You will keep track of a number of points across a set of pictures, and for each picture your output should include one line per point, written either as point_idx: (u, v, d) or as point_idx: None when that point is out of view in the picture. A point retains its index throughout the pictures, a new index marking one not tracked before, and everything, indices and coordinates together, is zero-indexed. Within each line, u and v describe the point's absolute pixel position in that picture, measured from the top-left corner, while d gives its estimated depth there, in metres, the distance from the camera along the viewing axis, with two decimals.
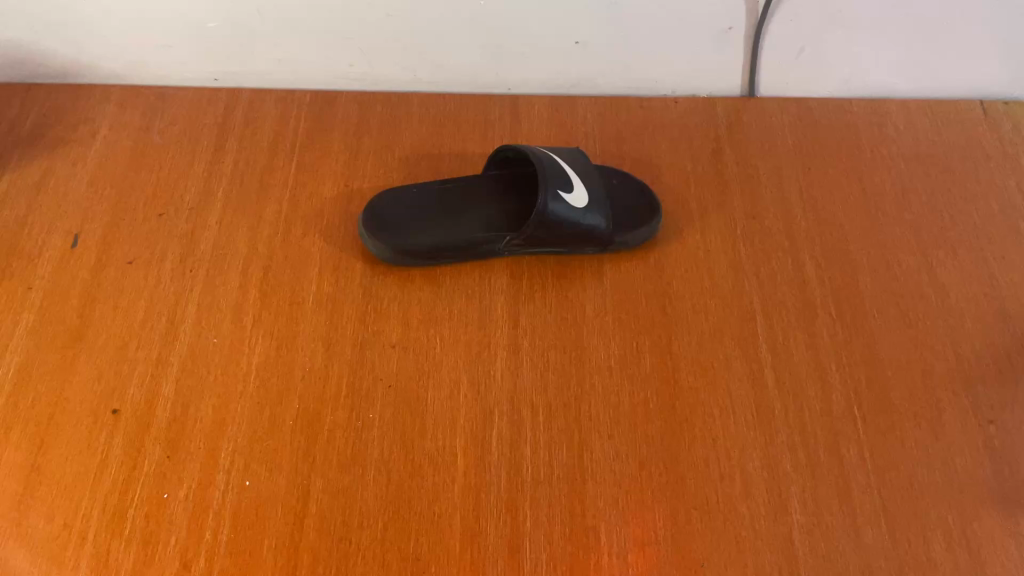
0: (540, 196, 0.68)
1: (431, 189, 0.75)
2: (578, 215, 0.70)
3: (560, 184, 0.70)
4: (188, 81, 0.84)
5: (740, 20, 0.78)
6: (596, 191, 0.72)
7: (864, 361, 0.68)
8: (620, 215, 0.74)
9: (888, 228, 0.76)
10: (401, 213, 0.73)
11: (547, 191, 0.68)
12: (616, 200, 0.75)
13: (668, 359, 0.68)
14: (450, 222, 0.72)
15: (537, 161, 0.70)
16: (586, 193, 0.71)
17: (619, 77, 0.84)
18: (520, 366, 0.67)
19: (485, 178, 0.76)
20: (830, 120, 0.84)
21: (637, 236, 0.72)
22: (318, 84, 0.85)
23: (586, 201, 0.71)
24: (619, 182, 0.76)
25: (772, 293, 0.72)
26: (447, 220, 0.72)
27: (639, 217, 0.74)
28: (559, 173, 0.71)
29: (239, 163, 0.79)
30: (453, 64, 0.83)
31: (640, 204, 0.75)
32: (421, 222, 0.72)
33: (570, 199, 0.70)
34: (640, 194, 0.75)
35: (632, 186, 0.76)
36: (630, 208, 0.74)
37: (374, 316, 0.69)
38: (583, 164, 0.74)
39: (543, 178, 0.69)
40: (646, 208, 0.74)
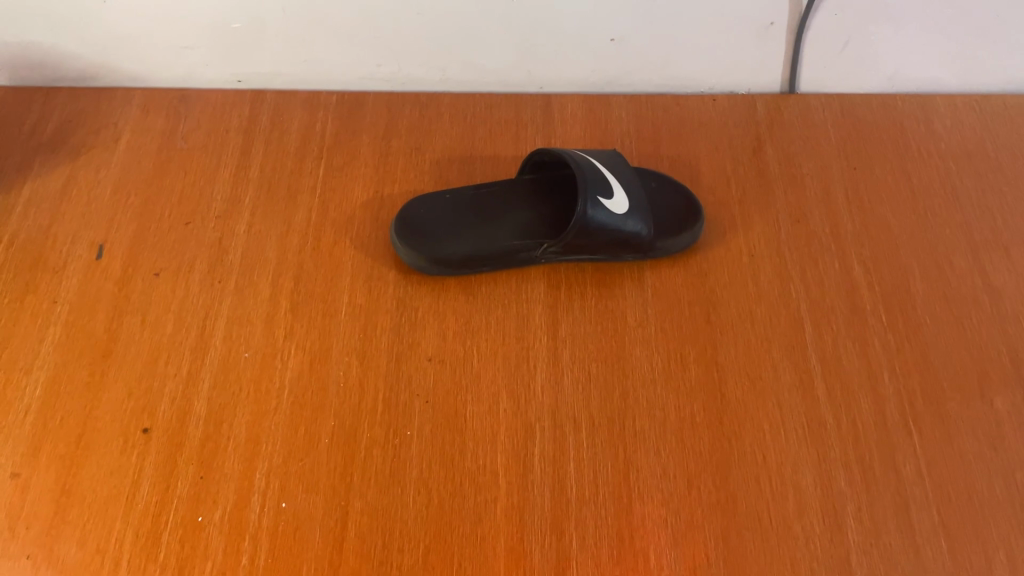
0: (580, 203, 0.66)
1: (464, 194, 0.72)
2: (618, 222, 0.68)
3: (599, 190, 0.68)
4: (212, 83, 0.82)
5: (782, 13, 0.75)
6: (636, 196, 0.70)
7: (919, 371, 0.65)
8: (660, 220, 0.71)
9: (938, 230, 0.73)
10: (433, 219, 0.71)
11: (586, 198, 0.66)
12: (656, 204, 0.72)
13: (714, 370, 0.65)
14: (484, 229, 0.70)
15: (576, 167, 0.68)
16: (626, 198, 0.69)
17: (656, 74, 0.81)
18: (561, 379, 0.65)
19: (519, 181, 0.73)
20: (875, 115, 0.81)
21: (678, 242, 0.70)
22: (345, 85, 0.83)
23: (626, 207, 0.68)
24: (659, 185, 0.73)
25: (820, 300, 0.69)
26: (482, 226, 0.70)
27: (681, 221, 0.71)
28: (598, 178, 0.68)
29: (266, 167, 0.77)
30: (484, 62, 0.80)
31: (681, 208, 0.72)
32: (455, 229, 0.70)
33: (610, 204, 0.68)
34: (681, 197, 0.73)
35: (672, 188, 0.73)
36: (671, 213, 0.72)
37: (409, 328, 0.67)
38: (622, 167, 0.72)
39: (582, 184, 0.67)
40: (688, 212, 0.72)
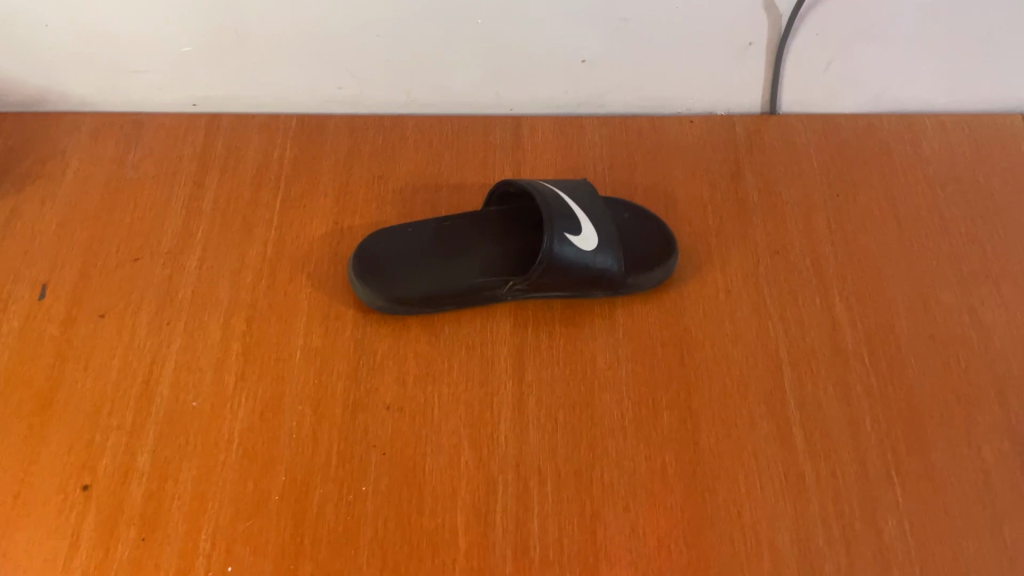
0: (546, 239, 0.63)
1: (427, 227, 0.69)
2: (587, 258, 0.64)
3: (566, 224, 0.64)
4: (166, 106, 0.78)
5: (762, 34, 0.71)
6: (606, 230, 0.66)
7: (903, 417, 0.62)
8: (633, 254, 0.68)
9: (925, 262, 0.69)
10: (394, 254, 0.67)
11: (553, 233, 0.63)
12: (629, 237, 0.69)
13: (688, 417, 0.62)
14: (447, 264, 0.67)
15: (542, 200, 0.65)
16: (595, 233, 0.65)
17: (631, 95, 0.77)
18: (527, 427, 0.61)
19: (485, 213, 0.70)
20: (860, 138, 0.77)
21: (651, 278, 0.67)
22: (305, 107, 0.79)
23: (596, 242, 0.65)
24: (632, 216, 0.70)
25: (800, 340, 0.65)
26: (445, 262, 0.67)
27: (655, 256, 0.68)
28: (566, 212, 0.65)
29: (220, 197, 0.73)
30: (449, 85, 0.76)
31: (655, 241, 0.68)
32: (416, 264, 0.67)
33: (577, 240, 0.64)
34: (655, 229, 0.69)
35: (646, 219, 0.70)
36: (644, 247, 0.68)
37: (367, 373, 0.64)
38: (592, 197, 0.68)
39: (549, 219, 0.64)
40: (662, 246, 0.68)
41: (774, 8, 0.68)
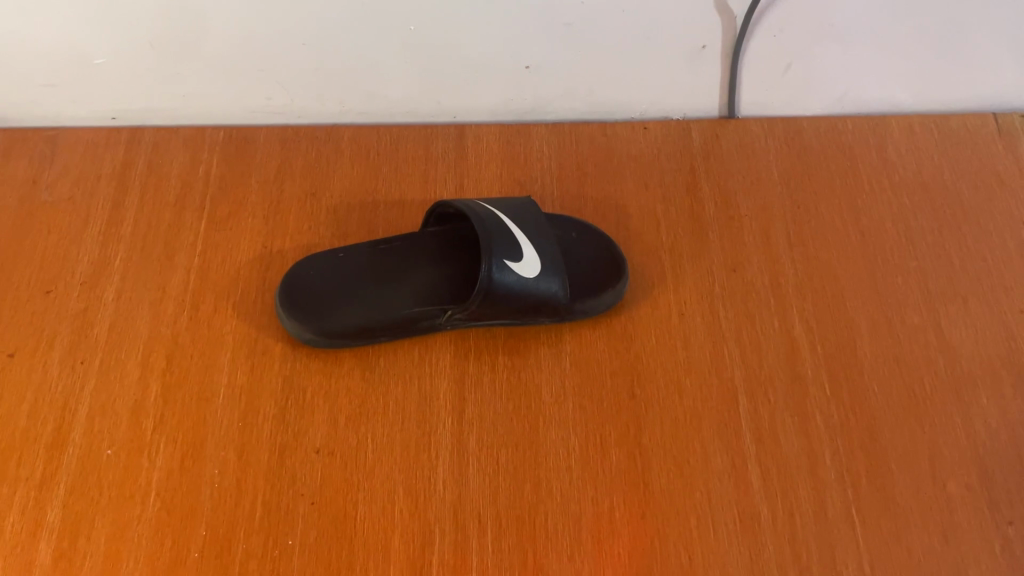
0: (483, 265, 0.58)
1: (362, 253, 0.65)
2: (529, 284, 0.59)
3: (506, 249, 0.60)
4: (83, 120, 0.73)
5: (715, 36, 0.67)
6: (550, 253, 0.61)
7: (865, 448, 0.58)
8: (580, 278, 0.63)
9: (890, 278, 0.65)
10: (325, 285, 0.63)
11: (491, 260, 0.58)
12: (576, 258, 0.64)
13: (637, 455, 0.58)
14: (383, 294, 0.62)
15: (479, 223, 0.60)
16: (537, 257, 0.61)
17: (580, 101, 0.73)
18: (465, 470, 0.58)
19: (424, 237, 0.66)
20: (823, 142, 0.73)
21: (601, 303, 0.62)
22: (233, 119, 0.74)
23: (538, 267, 0.60)
24: (580, 235, 0.66)
25: (756, 367, 0.62)
26: (380, 291, 0.63)
27: (605, 278, 0.63)
28: (506, 235, 0.60)
29: (141, 223, 0.68)
30: (386, 93, 0.71)
31: (604, 263, 0.64)
32: (350, 295, 0.62)
33: (518, 267, 0.59)
34: (605, 249, 0.65)
35: (594, 239, 0.66)
36: (592, 269, 0.64)
37: (295, 414, 0.60)
38: (536, 216, 0.64)
39: (486, 244, 0.59)
40: (612, 267, 0.64)
41: (727, 10, 0.64)
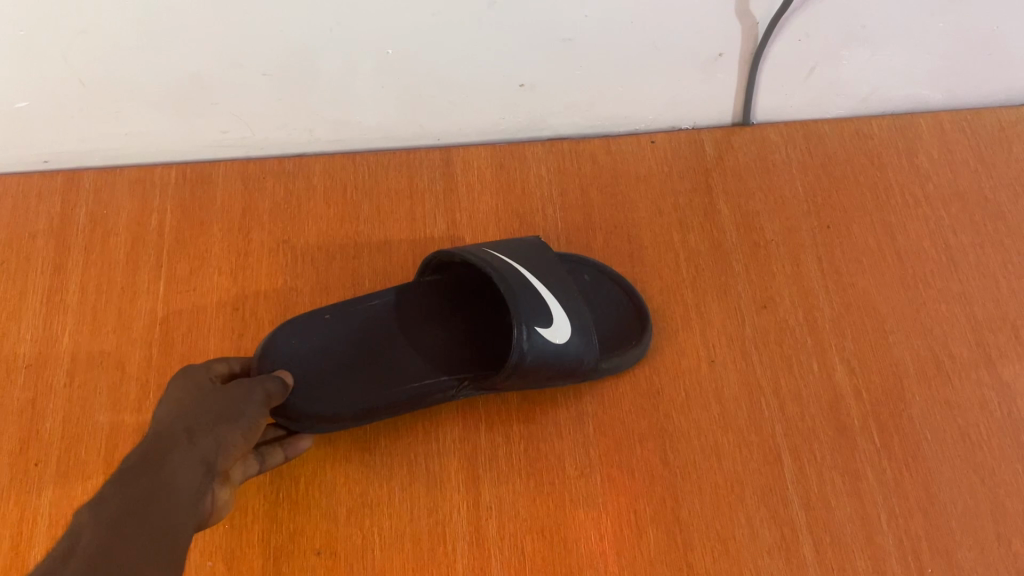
0: (516, 332, 0.49)
1: (353, 311, 0.55)
2: (563, 351, 0.51)
3: (535, 309, 0.51)
4: (8, 167, 0.63)
5: (734, 43, 0.59)
6: (577, 309, 0.54)
7: (922, 508, 0.53)
8: (599, 335, 0.57)
9: (933, 307, 0.60)
10: (316, 354, 0.53)
11: (523, 325, 0.49)
12: (594, 306, 0.58)
13: (676, 532, 0.52)
14: (387, 364, 0.54)
15: (503, 276, 0.51)
16: (566, 317, 0.52)
17: (580, 115, 0.65)
18: (488, 565, 0.51)
19: (421, 291, 0.57)
20: (848, 150, 0.66)
21: (623, 363, 0.56)
22: (185, 155, 0.64)
23: (569, 329, 0.52)
24: (592, 279, 0.59)
25: (798, 420, 0.56)
26: (382, 361, 0.54)
27: (627, 336, 0.58)
28: (532, 292, 0.51)
29: (89, 289, 0.60)
30: (360, 119, 0.63)
31: (624, 315, 0.59)
32: (347, 367, 0.53)
33: (548, 331, 0.51)
34: (623, 294, 0.59)
35: (612, 287, 0.59)
36: (611, 323, 0.58)
37: (289, 509, 0.53)
38: (553, 263, 0.56)
39: (515, 305, 0.50)
40: (635, 321, 0.58)
41: (749, 14, 0.57)
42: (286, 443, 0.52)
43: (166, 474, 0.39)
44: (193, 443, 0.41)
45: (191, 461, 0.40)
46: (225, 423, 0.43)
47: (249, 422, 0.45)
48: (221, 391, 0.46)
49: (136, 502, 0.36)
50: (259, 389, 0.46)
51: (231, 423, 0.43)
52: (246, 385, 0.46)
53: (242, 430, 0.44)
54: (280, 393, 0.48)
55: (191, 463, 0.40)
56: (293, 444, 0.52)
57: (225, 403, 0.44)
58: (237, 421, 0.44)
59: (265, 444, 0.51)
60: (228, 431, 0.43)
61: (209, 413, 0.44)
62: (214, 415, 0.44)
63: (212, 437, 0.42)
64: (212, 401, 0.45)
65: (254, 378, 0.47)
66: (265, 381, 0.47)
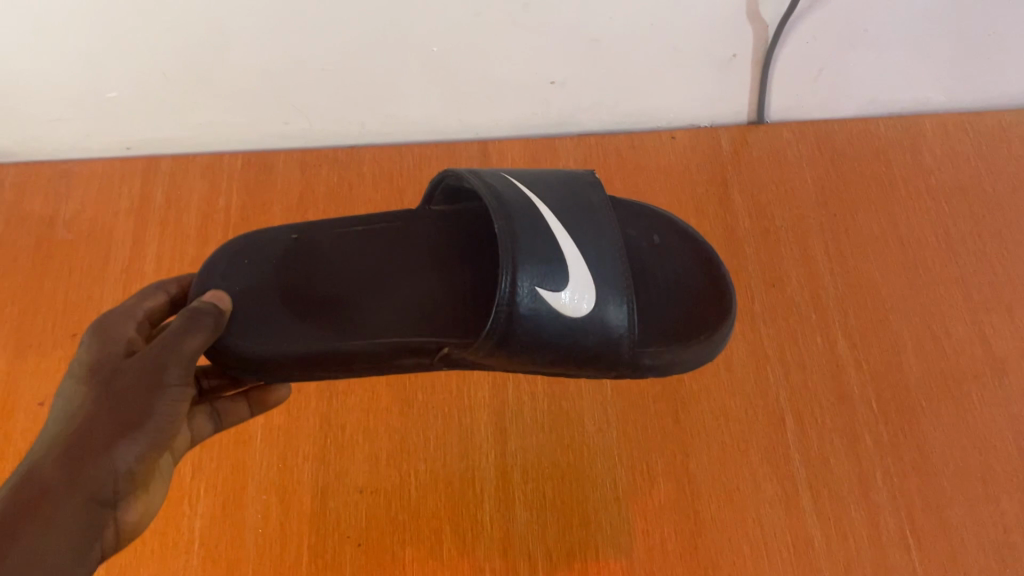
0: (501, 283, 0.42)
1: (324, 240, 0.53)
2: (579, 325, 0.43)
3: (541, 262, 0.43)
4: (96, 152, 0.71)
5: (746, 44, 0.65)
6: (615, 268, 0.45)
7: (916, 469, 0.58)
8: (664, 307, 0.50)
9: (931, 289, 0.64)
10: (267, 277, 0.50)
11: (513, 275, 0.42)
12: (655, 268, 0.52)
13: (686, 484, 0.57)
14: (346, 306, 0.50)
15: (503, 214, 0.44)
16: (593, 276, 0.44)
17: (606, 112, 0.71)
18: (512, 506, 0.57)
19: (424, 226, 0.54)
20: (856, 147, 0.71)
21: (689, 361, 0.47)
22: (250, 144, 0.72)
23: (594, 295, 0.43)
24: (663, 241, 0.53)
25: (802, 387, 0.61)
26: (353, 303, 0.50)
27: (697, 317, 0.49)
28: (547, 243, 0.44)
29: (164, 259, 0.67)
30: (406, 112, 0.70)
31: (693, 288, 0.51)
32: (298, 301, 0.49)
33: (555, 292, 0.43)
34: (692, 266, 0.52)
35: (682, 257, 0.53)
36: (675, 288, 0.51)
37: (336, 452, 0.59)
38: (598, 204, 0.48)
39: (507, 253, 0.43)
40: (704, 294, 0.51)
41: (759, 19, 0.62)
42: (258, 398, 0.54)
43: (33, 524, 0.34)
44: (73, 474, 0.36)
45: (72, 500, 0.36)
46: (119, 435, 0.38)
47: (152, 421, 0.40)
48: (116, 381, 0.40)
49: (5, 571, 0.31)
50: (177, 362, 0.41)
51: (135, 430, 0.39)
52: (152, 361, 0.41)
53: (147, 434, 0.39)
54: (199, 349, 0.42)
55: (74, 501, 0.36)
56: (261, 398, 0.54)
57: (122, 402, 0.39)
58: (135, 428, 0.39)
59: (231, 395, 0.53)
60: (125, 444, 0.38)
61: (102, 418, 0.38)
62: (107, 423, 0.38)
63: (100, 457, 0.37)
64: (107, 396, 0.39)
65: (164, 344, 0.41)
66: (177, 355, 0.41)
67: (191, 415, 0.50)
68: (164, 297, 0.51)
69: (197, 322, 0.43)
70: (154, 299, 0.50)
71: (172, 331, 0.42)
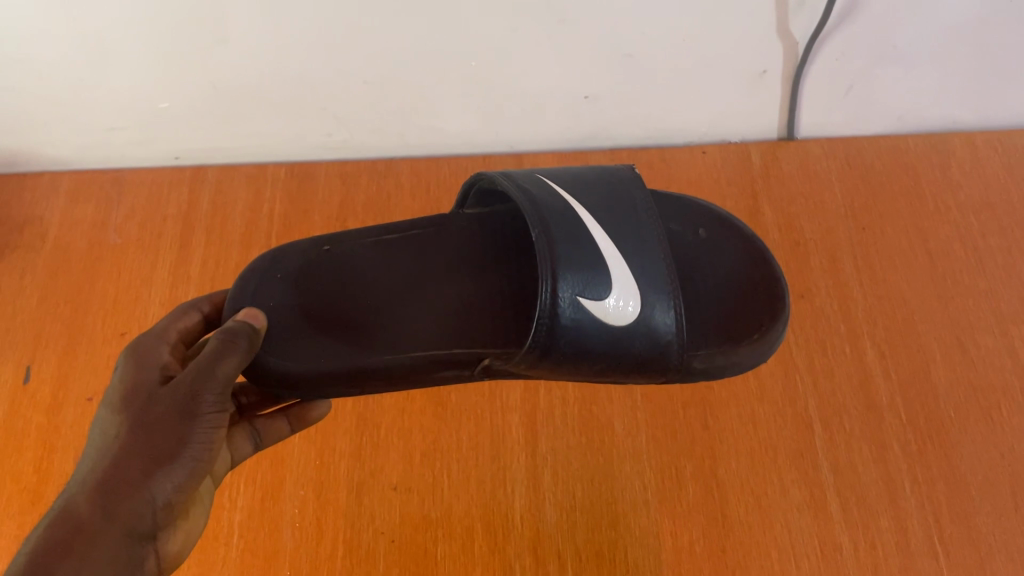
0: (541, 293, 0.44)
1: (356, 252, 0.55)
2: (623, 334, 0.44)
3: (580, 271, 0.45)
4: (146, 161, 0.74)
5: (776, 61, 0.66)
6: (660, 274, 0.46)
7: (944, 478, 0.58)
8: (712, 303, 0.51)
9: (960, 302, 0.65)
10: (303, 291, 0.52)
11: (552, 286, 0.44)
12: (703, 264, 0.53)
13: (714, 487, 0.58)
14: (385, 319, 0.51)
15: (539, 223, 0.46)
16: (635, 279, 0.45)
17: (638, 126, 0.73)
18: (542, 506, 0.58)
19: (455, 228, 0.56)
20: (885, 164, 0.72)
21: (738, 362, 0.48)
22: (293, 155, 0.75)
23: (639, 298, 0.45)
24: (708, 235, 0.55)
25: (830, 396, 0.62)
26: (401, 312, 0.52)
27: (745, 313, 0.51)
28: (584, 250, 0.45)
29: (209, 263, 0.70)
30: (444, 125, 0.72)
31: (739, 283, 0.52)
32: (334, 315, 0.51)
33: (596, 301, 0.44)
34: (737, 263, 0.53)
35: (726, 252, 0.54)
36: (721, 284, 0.52)
37: (371, 450, 0.61)
38: (639, 203, 0.49)
39: (545, 263, 0.44)
40: (750, 288, 0.52)
41: (789, 35, 0.63)
42: (297, 415, 0.54)
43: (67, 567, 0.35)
44: (110, 511, 0.37)
45: (107, 540, 0.37)
46: (156, 467, 0.39)
47: (187, 451, 0.40)
48: (153, 407, 0.41)
49: None
50: (212, 388, 0.41)
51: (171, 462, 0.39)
52: (187, 387, 0.41)
53: (184, 465, 0.40)
54: (233, 373, 0.43)
55: (109, 539, 0.37)
56: (301, 415, 0.55)
57: (157, 434, 0.39)
58: (173, 460, 0.39)
59: (273, 413, 0.54)
60: (162, 478, 0.39)
61: (136, 452, 0.39)
62: (142, 456, 0.39)
63: (137, 493, 0.38)
64: (142, 428, 0.40)
65: (198, 372, 0.41)
66: (212, 381, 0.41)
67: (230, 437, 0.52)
68: (198, 314, 0.52)
69: (232, 345, 0.43)
70: (186, 318, 0.51)
71: (207, 357, 0.42)
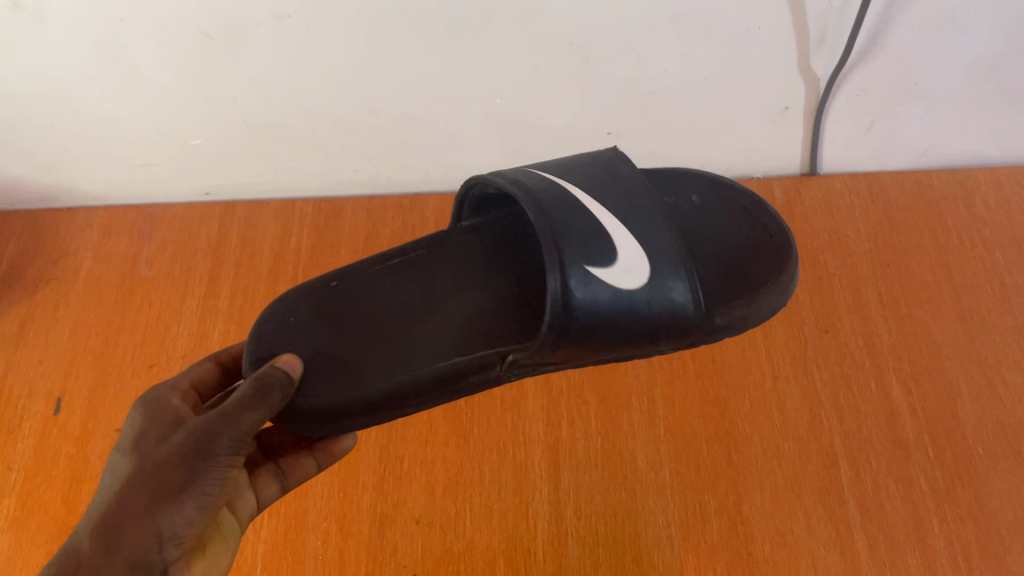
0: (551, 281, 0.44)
1: (365, 283, 0.54)
2: (638, 302, 0.44)
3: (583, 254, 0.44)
4: (178, 197, 0.76)
5: (798, 97, 0.67)
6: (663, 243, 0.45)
7: (973, 516, 0.57)
8: (719, 263, 0.51)
9: (987, 337, 0.64)
10: (320, 329, 0.52)
11: (561, 274, 0.44)
12: (699, 224, 0.54)
13: (738, 523, 0.58)
14: (404, 338, 0.51)
15: (540, 214, 0.46)
16: (640, 256, 0.45)
17: (661, 161, 0.73)
18: (565, 541, 0.58)
19: (460, 243, 0.56)
20: (909, 200, 0.72)
21: (756, 311, 0.48)
22: (321, 191, 0.76)
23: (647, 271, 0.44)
24: (701, 201, 0.56)
25: (855, 431, 0.61)
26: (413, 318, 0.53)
27: (753, 267, 0.51)
28: (587, 235, 0.45)
29: (236, 296, 0.71)
30: (468, 161, 0.73)
31: (741, 243, 0.53)
32: (359, 341, 0.51)
33: (607, 276, 0.44)
34: (735, 225, 0.54)
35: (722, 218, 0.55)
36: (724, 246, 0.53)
37: (394, 482, 0.61)
38: (632, 183, 0.49)
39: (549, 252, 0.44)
40: (753, 247, 0.52)
41: (811, 71, 0.64)
42: (325, 453, 0.53)
43: None
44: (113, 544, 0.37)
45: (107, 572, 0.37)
46: (164, 502, 0.38)
47: (200, 488, 0.39)
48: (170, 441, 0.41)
49: None
50: (232, 430, 0.40)
51: (181, 497, 0.39)
52: (205, 424, 0.40)
53: (195, 501, 0.39)
54: (258, 414, 0.41)
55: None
56: (328, 452, 0.53)
57: (169, 468, 0.39)
58: (182, 495, 0.39)
59: (298, 449, 0.53)
60: (170, 513, 0.38)
61: (145, 488, 0.39)
62: (148, 493, 0.39)
63: (142, 527, 0.38)
64: (154, 464, 0.39)
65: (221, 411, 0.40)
66: (230, 427, 0.40)
67: (254, 479, 0.51)
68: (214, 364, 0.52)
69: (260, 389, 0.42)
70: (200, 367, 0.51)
71: (233, 399, 0.41)
